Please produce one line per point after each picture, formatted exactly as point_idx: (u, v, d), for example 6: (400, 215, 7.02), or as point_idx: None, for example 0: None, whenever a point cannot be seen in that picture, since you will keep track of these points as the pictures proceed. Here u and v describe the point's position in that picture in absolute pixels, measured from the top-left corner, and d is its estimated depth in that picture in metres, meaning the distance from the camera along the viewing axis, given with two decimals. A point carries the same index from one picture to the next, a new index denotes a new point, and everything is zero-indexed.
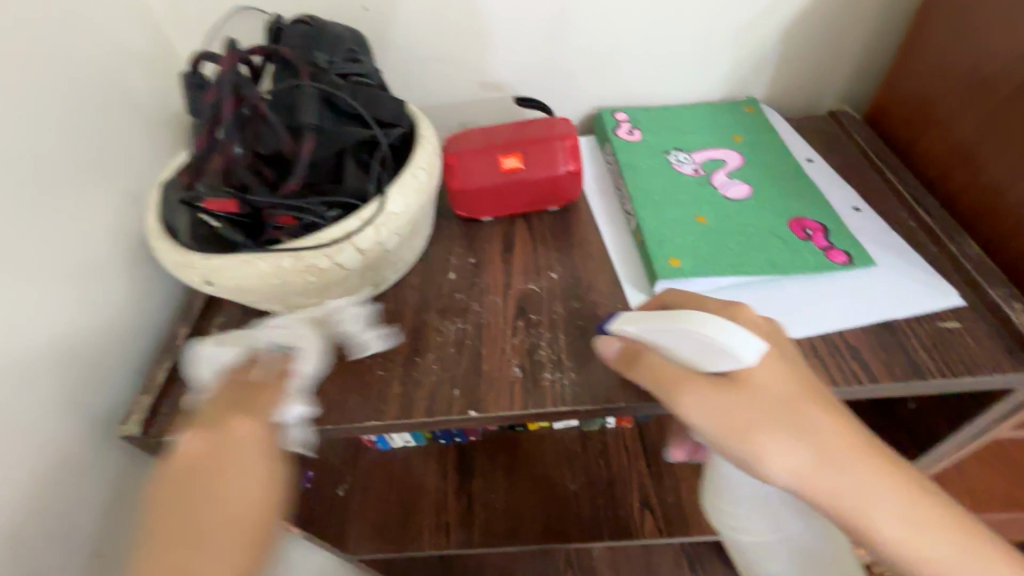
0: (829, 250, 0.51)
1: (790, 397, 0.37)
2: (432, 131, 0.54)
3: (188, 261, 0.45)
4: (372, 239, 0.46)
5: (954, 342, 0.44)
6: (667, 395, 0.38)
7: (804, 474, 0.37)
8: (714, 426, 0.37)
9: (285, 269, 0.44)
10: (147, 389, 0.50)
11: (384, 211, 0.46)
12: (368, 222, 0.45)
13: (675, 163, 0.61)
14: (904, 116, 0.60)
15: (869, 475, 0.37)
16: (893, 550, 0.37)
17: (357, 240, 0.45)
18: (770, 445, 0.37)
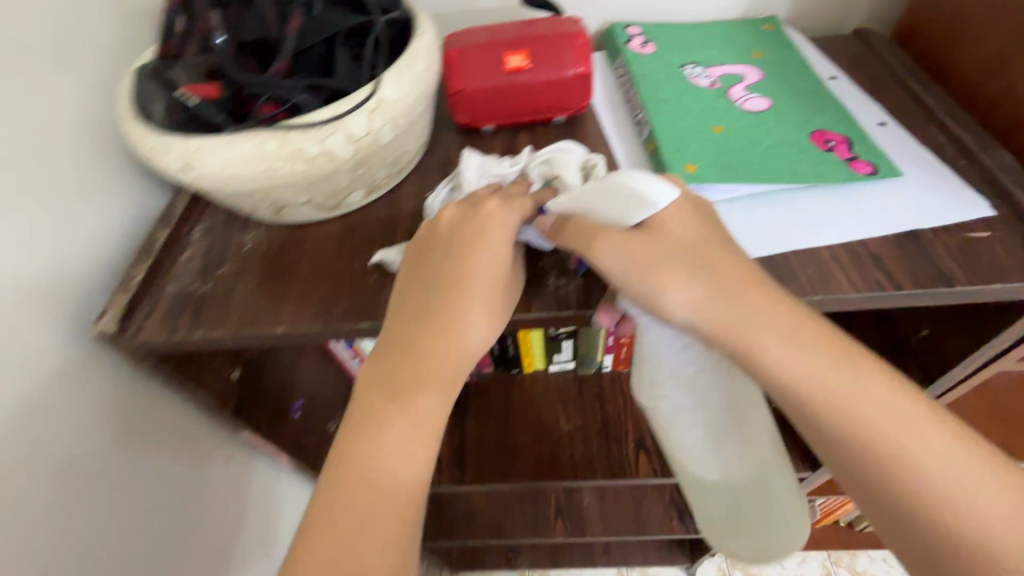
0: (851, 161, 0.48)
1: (700, 246, 0.37)
2: (431, 22, 0.50)
3: (165, 143, 0.42)
4: (364, 126, 0.43)
5: (983, 251, 0.41)
6: (585, 243, 0.37)
7: (708, 316, 0.36)
8: (626, 268, 0.36)
9: (269, 153, 0.41)
10: (124, 290, 0.47)
11: (378, 95, 0.43)
12: (359, 106, 0.42)
13: (690, 76, 0.58)
14: (938, 29, 0.56)
15: (772, 315, 0.36)
16: (803, 390, 0.35)
17: (347, 124, 0.42)
18: (672, 283, 0.36)
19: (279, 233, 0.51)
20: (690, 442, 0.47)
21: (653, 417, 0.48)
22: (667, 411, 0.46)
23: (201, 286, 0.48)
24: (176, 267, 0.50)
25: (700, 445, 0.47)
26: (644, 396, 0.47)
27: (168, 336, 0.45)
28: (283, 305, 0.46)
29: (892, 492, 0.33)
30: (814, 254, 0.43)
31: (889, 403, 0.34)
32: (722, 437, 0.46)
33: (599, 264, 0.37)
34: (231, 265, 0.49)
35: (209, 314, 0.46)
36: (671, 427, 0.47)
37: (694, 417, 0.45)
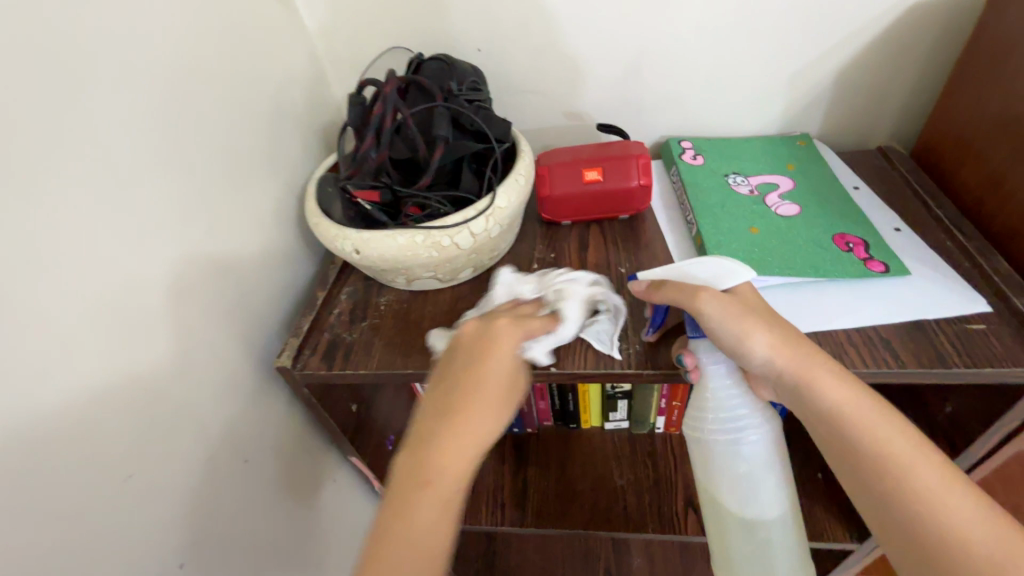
0: (867, 260, 0.58)
1: (773, 316, 0.49)
2: (529, 148, 0.67)
3: (344, 234, 0.59)
4: (482, 227, 0.60)
5: (978, 339, 0.50)
6: (694, 295, 0.49)
7: (780, 354, 0.47)
8: (725, 316, 0.48)
9: (417, 244, 0.58)
10: (295, 335, 0.63)
11: (494, 205, 0.60)
12: (481, 213, 0.59)
13: (732, 184, 0.71)
14: (947, 151, 0.67)
15: (827, 362, 0.47)
16: (845, 418, 0.45)
17: (472, 226, 0.59)
18: (757, 330, 0.47)
19: (406, 297, 0.67)
20: (743, 486, 0.53)
21: (706, 465, 0.54)
22: (722, 458, 0.53)
23: (348, 334, 0.64)
24: (329, 319, 0.66)
25: (745, 483, 0.53)
26: (697, 431, 0.53)
27: (327, 370, 0.60)
28: (410, 352, 0.60)
29: (898, 506, 0.41)
30: (834, 334, 0.53)
31: (906, 441, 0.43)
32: (769, 475, 0.53)
33: (702, 315, 0.48)
34: (370, 320, 0.65)
35: (356, 356, 0.61)
36: (722, 463, 0.53)
37: (748, 459, 0.52)
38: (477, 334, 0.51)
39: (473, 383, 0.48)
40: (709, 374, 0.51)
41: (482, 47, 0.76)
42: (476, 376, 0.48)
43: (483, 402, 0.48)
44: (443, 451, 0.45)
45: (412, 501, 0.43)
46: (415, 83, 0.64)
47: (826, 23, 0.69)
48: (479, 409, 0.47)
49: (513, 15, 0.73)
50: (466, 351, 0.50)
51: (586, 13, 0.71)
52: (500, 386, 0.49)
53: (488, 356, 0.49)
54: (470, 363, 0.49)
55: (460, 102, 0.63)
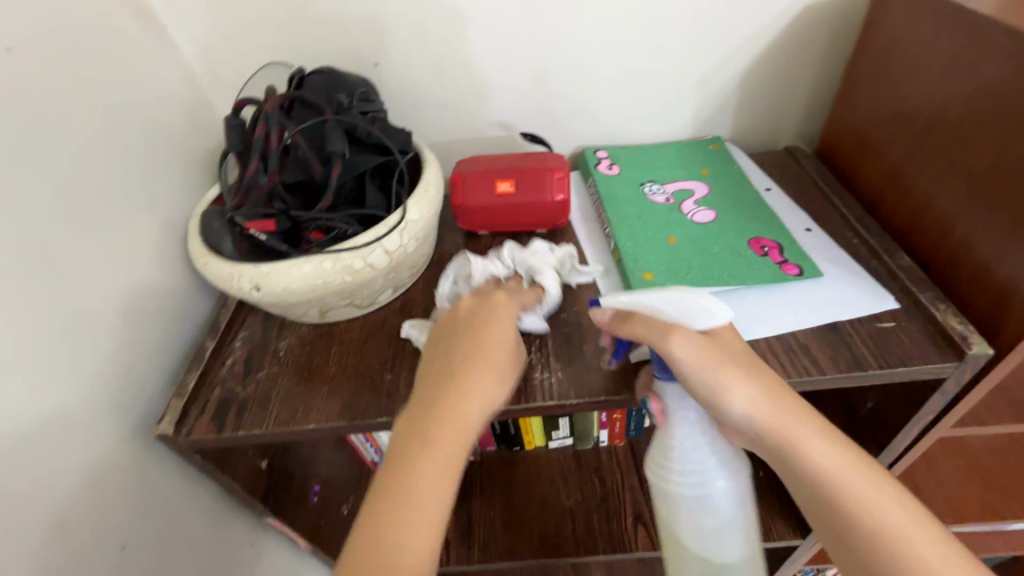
0: (783, 263, 0.58)
1: (751, 361, 0.46)
2: (434, 156, 0.64)
3: (239, 271, 0.52)
4: (397, 242, 0.55)
5: (890, 338, 0.50)
6: (662, 336, 0.45)
7: (762, 412, 0.44)
8: (698, 360, 0.44)
9: (327, 270, 0.52)
10: (178, 395, 0.55)
11: (406, 219, 0.55)
12: (393, 228, 0.54)
13: (648, 193, 0.69)
14: (847, 148, 0.68)
15: (809, 417, 0.44)
16: (829, 482, 0.42)
17: (385, 243, 0.54)
18: (735, 383, 0.44)
19: (308, 337, 0.61)
20: (706, 534, 0.51)
21: (669, 513, 0.51)
22: (685, 508, 0.50)
23: (242, 388, 0.57)
24: (221, 371, 0.58)
25: (709, 531, 0.51)
26: (660, 479, 0.51)
27: (217, 434, 0.53)
28: (315, 402, 0.54)
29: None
30: (754, 344, 0.52)
31: (892, 506, 0.41)
32: (733, 523, 0.50)
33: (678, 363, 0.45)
34: (268, 369, 0.58)
35: (252, 413, 0.54)
36: (686, 512, 0.50)
37: (713, 509, 0.50)
38: (475, 305, 0.50)
39: (479, 341, 0.47)
40: (675, 421, 0.48)
41: (379, 60, 0.71)
42: (473, 333, 0.47)
43: (492, 362, 0.46)
44: (439, 428, 0.42)
45: (431, 409, 0.43)
46: (297, 98, 0.58)
47: (726, 26, 0.69)
48: (488, 365, 0.46)
49: (410, 26, 0.68)
50: (470, 320, 0.49)
51: (488, 22, 0.68)
52: (503, 350, 0.47)
53: (493, 327, 0.48)
54: (468, 329, 0.48)
55: (352, 114, 0.58)
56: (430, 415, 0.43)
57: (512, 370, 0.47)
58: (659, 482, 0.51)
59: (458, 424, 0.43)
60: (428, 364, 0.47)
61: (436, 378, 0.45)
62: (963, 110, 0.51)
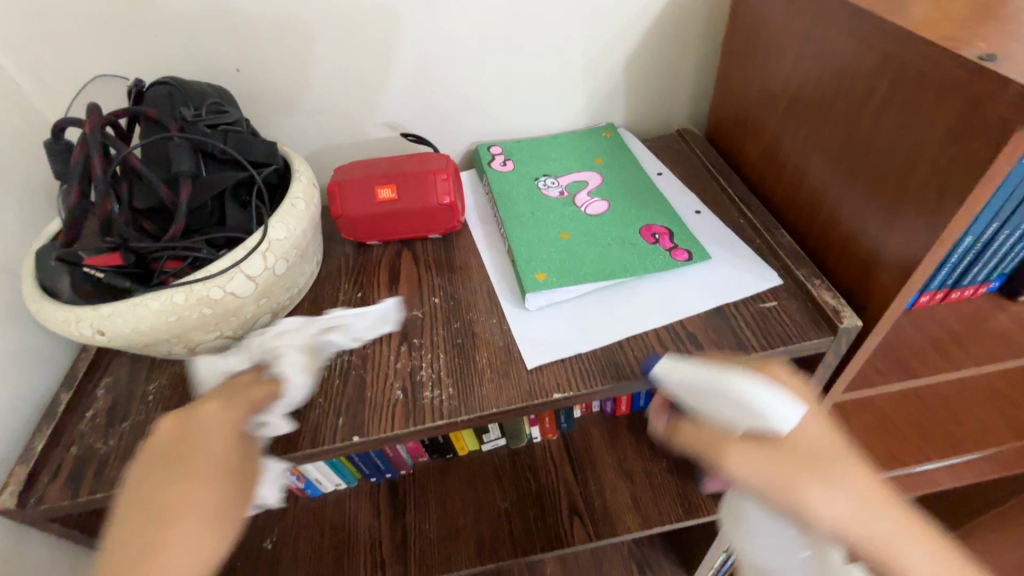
0: (672, 250, 0.57)
1: (865, 471, 0.37)
2: (307, 167, 0.59)
3: (76, 315, 0.46)
4: (260, 266, 0.50)
5: (770, 318, 0.51)
6: (715, 454, 0.39)
7: (849, 523, 0.36)
8: (760, 471, 0.37)
9: (179, 304, 0.47)
10: (24, 461, 0.49)
11: (268, 238, 0.51)
12: (253, 251, 0.49)
13: (542, 188, 0.68)
14: (730, 130, 0.69)
15: (892, 518, 0.36)
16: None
17: (245, 267, 0.49)
18: (810, 489, 0.36)
19: (179, 378, 0.55)
20: None
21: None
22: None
23: (103, 444, 0.50)
24: (79, 426, 0.52)
25: None
26: (732, 534, 0.53)
27: (72, 500, 0.47)
28: None
29: None
30: (644, 336, 0.51)
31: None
32: None
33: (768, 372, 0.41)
34: (134, 418, 0.52)
35: (114, 470, 0.49)
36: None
37: None
38: (211, 413, 0.40)
39: (176, 469, 0.36)
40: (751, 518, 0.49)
41: (241, 64, 0.65)
42: (180, 453, 0.37)
43: (204, 481, 0.36)
44: (159, 555, 0.33)
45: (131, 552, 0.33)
46: (136, 114, 0.52)
47: (608, 11, 0.68)
48: (188, 509, 0.35)
49: (268, 26, 0.63)
50: (194, 432, 0.39)
51: (354, 18, 0.64)
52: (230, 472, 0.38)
53: (204, 448, 0.38)
54: (211, 445, 0.38)
55: (202, 129, 0.52)
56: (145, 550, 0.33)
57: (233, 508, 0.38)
58: (738, 543, 0.52)
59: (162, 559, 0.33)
60: (140, 478, 0.36)
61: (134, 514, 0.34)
62: (819, 87, 0.52)
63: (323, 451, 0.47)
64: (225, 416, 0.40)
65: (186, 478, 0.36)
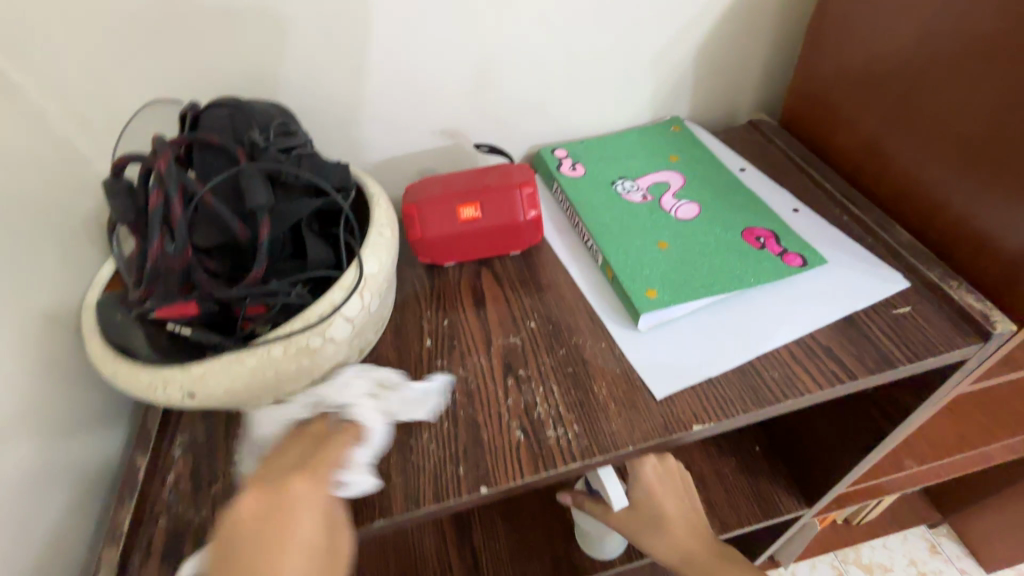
0: (784, 255, 0.54)
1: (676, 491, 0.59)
2: (380, 188, 0.54)
3: (162, 377, 0.41)
4: (358, 306, 0.45)
5: (907, 325, 0.48)
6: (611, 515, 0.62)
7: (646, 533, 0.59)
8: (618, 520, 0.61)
9: (277, 358, 0.42)
10: (111, 540, 0.44)
11: (364, 275, 0.46)
12: (352, 290, 0.44)
13: (623, 193, 0.63)
14: (814, 118, 0.65)
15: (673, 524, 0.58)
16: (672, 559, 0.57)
17: (345, 311, 0.44)
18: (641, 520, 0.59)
19: None
20: None
21: None
22: None
23: (194, 513, 0.46)
24: (162, 494, 0.47)
25: None
26: None
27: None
28: None
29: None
30: (775, 353, 0.48)
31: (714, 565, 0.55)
32: None
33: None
34: (223, 480, 0.48)
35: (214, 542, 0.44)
36: None
37: None
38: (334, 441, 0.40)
39: (264, 551, 0.32)
40: None
41: (288, 76, 0.59)
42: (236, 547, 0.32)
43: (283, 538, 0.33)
44: None
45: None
46: (195, 142, 0.46)
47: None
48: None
49: (320, 32, 0.57)
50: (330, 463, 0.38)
51: (414, 20, 0.58)
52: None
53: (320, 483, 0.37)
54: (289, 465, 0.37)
55: (272, 155, 0.47)
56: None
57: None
58: None
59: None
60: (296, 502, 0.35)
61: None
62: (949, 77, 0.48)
63: (449, 506, 0.43)
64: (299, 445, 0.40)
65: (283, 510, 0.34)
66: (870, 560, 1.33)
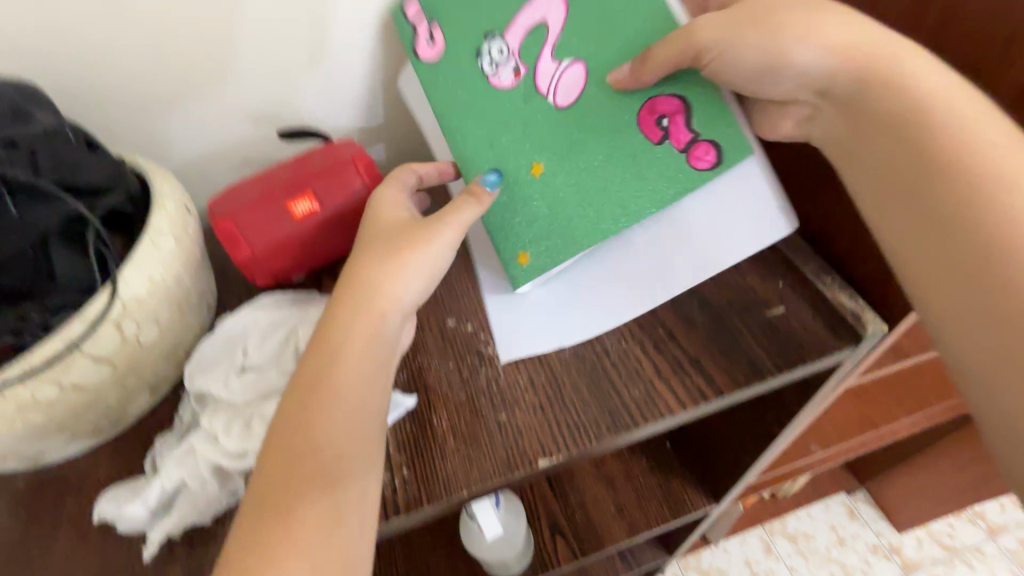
0: (691, 148, 0.39)
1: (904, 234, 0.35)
2: (171, 184, 0.44)
3: None
4: (113, 340, 0.36)
5: (784, 330, 0.42)
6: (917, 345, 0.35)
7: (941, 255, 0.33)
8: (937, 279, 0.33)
9: None
10: None
11: (120, 301, 0.36)
12: (99, 322, 0.35)
13: (491, 74, 0.45)
14: None
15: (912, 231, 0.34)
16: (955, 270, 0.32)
17: (91, 348, 0.35)
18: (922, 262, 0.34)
19: (21, 496, 0.40)
20: None
21: None
22: None
23: None
24: None
25: None
26: None
27: None
28: None
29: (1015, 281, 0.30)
30: (639, 365, 0.42)
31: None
32: None
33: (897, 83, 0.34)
34: None
35: None
36: None
37: None
38: (393, 193, 0.43)
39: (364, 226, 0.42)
40: None
41: (38, 47, 0.45)
42: (326, 323, 0.37)
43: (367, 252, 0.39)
44: (338, 306, 0.37)
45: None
46: None
47: None
48: (349, 275, 0.38)
49: None
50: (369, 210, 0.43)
51: None
52: (387, 344, 0.37)
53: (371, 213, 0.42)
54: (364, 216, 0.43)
55: None
56: (264, 551, 0.30)
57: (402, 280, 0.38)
58: None
59: (302, 507, 0.31)
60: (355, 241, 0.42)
61: (284, 433, 0.33)
62: None
63: None
64: (395, 198, 0.43)
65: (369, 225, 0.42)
66: (794, 529, 1.35)
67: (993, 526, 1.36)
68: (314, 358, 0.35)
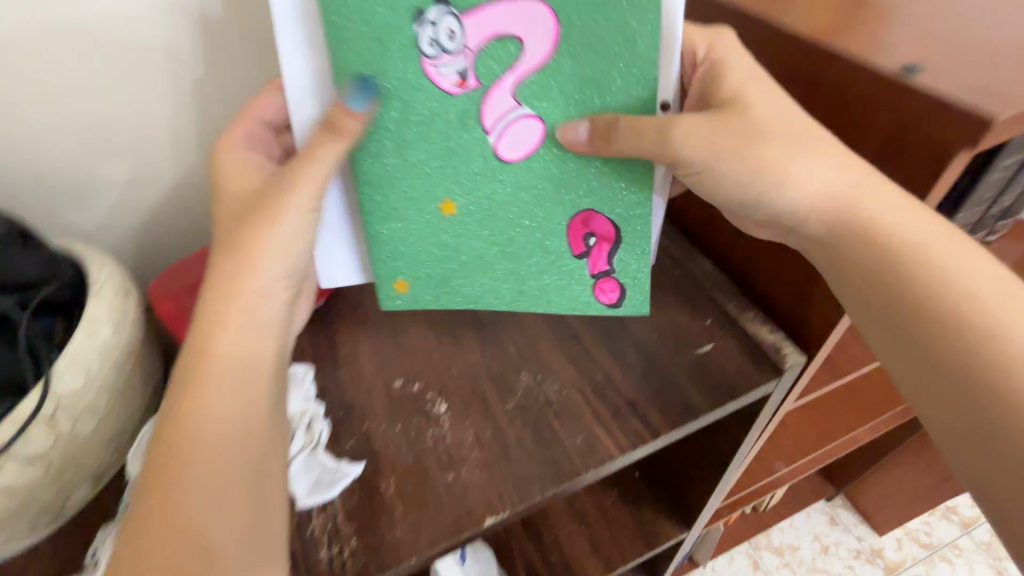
0: (599, 278, 0.44)
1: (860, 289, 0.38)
2: (112, 267, 0.44)
3: None
4: (46, 437, 0.36)
5: (712, 367, 0.45)
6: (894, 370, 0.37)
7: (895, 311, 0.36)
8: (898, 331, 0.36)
9: None
10: None
11: (51, 396, 0.36)
12: (29, 421, 0.35)
13: (429, 58, 0.35)
14: None
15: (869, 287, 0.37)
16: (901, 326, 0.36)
17: (21, 449, 0.35)
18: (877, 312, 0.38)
19: None
20: None
21: None
22: None
23: None
24: None
25: None
26: None
27: None
28: None
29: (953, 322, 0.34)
30: (580, 413, 0.43)
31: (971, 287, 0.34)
32: None
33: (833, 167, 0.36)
34: None
35: None
36: None
37: None
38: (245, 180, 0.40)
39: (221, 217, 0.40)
40: None
41: None
42: (194, 341, 0.36)
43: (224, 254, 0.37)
44: (203, 319, 0.36)
45: None
46: None
47: None
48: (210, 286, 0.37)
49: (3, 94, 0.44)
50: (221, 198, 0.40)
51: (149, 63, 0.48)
52: (267, 325, 0.37)
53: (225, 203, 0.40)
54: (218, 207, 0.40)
55: None
56: None
57: (266, 270, 0.37)
58: None
59: (185, 497, 0.32)
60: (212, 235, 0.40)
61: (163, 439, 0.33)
62: None
63: None
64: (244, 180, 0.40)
65: (224, 219, 0.39)
66: (779, 542, 1.36)
67: (965, 520, 1.39)
68: (186, 385, 0.34)
